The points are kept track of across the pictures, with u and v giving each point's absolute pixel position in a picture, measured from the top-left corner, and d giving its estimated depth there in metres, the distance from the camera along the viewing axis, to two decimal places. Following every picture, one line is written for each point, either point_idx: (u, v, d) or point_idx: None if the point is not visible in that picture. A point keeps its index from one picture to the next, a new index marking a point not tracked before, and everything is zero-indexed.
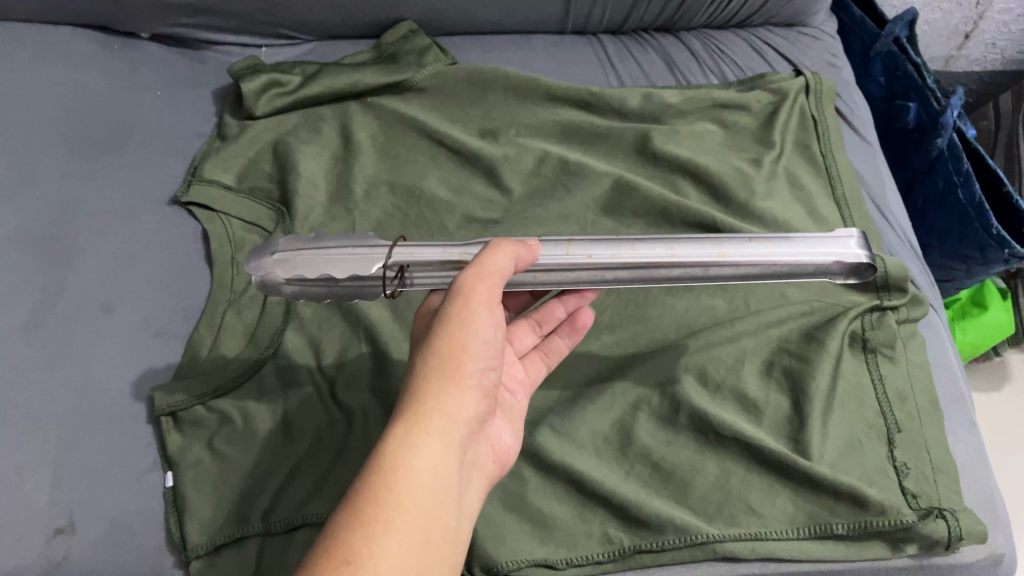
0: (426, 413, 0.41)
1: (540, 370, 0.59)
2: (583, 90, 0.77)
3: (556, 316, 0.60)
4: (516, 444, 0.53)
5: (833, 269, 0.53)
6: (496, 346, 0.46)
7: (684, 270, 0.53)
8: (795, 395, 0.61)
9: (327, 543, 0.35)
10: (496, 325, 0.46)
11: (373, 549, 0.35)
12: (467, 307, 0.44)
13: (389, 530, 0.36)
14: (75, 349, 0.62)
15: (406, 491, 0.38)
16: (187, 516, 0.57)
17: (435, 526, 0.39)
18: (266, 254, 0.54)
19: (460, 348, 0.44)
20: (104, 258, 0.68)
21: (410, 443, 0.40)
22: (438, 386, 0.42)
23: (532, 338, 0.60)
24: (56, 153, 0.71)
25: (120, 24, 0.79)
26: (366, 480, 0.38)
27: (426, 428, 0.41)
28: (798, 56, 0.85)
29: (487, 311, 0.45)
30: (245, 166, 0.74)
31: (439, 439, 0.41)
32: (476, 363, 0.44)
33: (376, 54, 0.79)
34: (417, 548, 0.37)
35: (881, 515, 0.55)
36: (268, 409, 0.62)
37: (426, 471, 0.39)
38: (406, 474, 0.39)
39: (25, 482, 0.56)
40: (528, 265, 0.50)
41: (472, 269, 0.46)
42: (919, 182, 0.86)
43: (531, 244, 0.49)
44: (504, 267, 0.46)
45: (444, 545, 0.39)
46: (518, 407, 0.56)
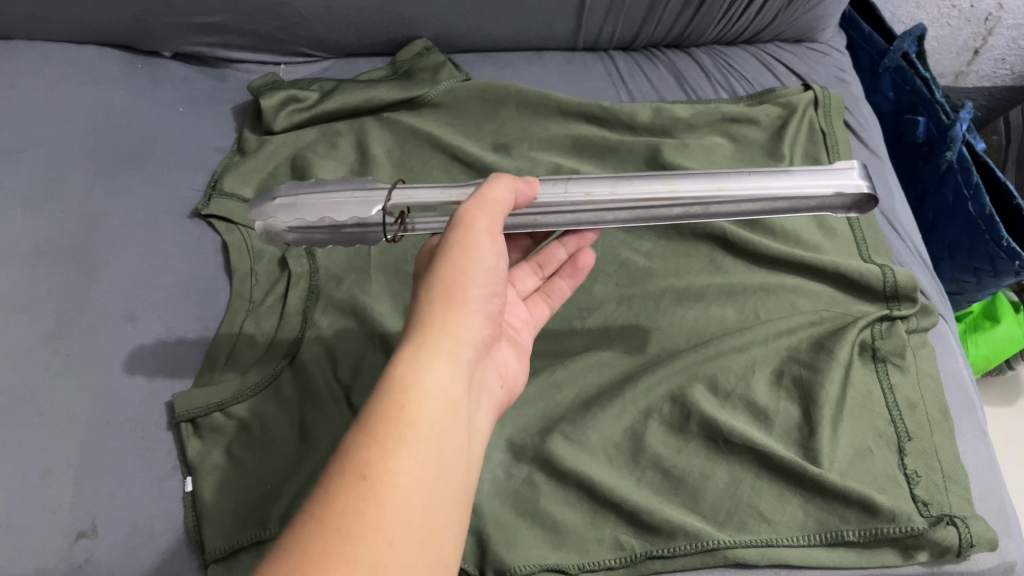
0: (433, 335, 0.41)
1: (543, 311, 0.60)
2: (594, 105, 0.78)
3: (557, 257, 0.61)
4: (522, 373, 0.54)
5: (834, 205, 0.50)
6: (499, 273, 0.46)
7: (685, 209, 0.52)
8: (805, 403, 0.61)
9: (340, 461, 0.35)
10: (499, 254, 0.47)
11: (389, 464, 0.35)
12: (468, 235, 0.45)
13: (405, 446, 0.36)
14: (99, 358, 0.65)
15: (417, 407, 0.38)
16: (205, 520, 0.58)
17: (450, 442, 0.38)
18: (269, 200, 0.54)
19: (465, 272, 0.44)
20: (127, 270, 0.69)
21: (418, 362, 0.40)
22: (444, 310, 0.43)
23: (534, 280, 0.61)
24: (82, 170, 0.74)
25: (144, 43, 0.82)
26: (376, 399, 0.38)
27: (433, 348, 0.41)
28: (807, 71, 0.86)
29: (489, 238, 0.46)
30: (264, 180, 0.76)
31: (448, 359, 0.41)
32: (482, 288, 0.45)
33: (393, 71, 0.81)
34: (433, 461, 0.36)
35: (892, 522, 0.55)
36: (285, 417, 0.63)
37: (437, 388, 0.39)
38: (417, 390, 0.38)
39: (49, 486, 0.58)
40: (528, 202, 0.51)
41: (472, 203, 0.46)
42: (930, 196, 0.86)
43: (530, 181, 0.51)
44: (503, 200, 0.47)
45: (460, 463, 0.39)
46: (525, 344, 0.57)
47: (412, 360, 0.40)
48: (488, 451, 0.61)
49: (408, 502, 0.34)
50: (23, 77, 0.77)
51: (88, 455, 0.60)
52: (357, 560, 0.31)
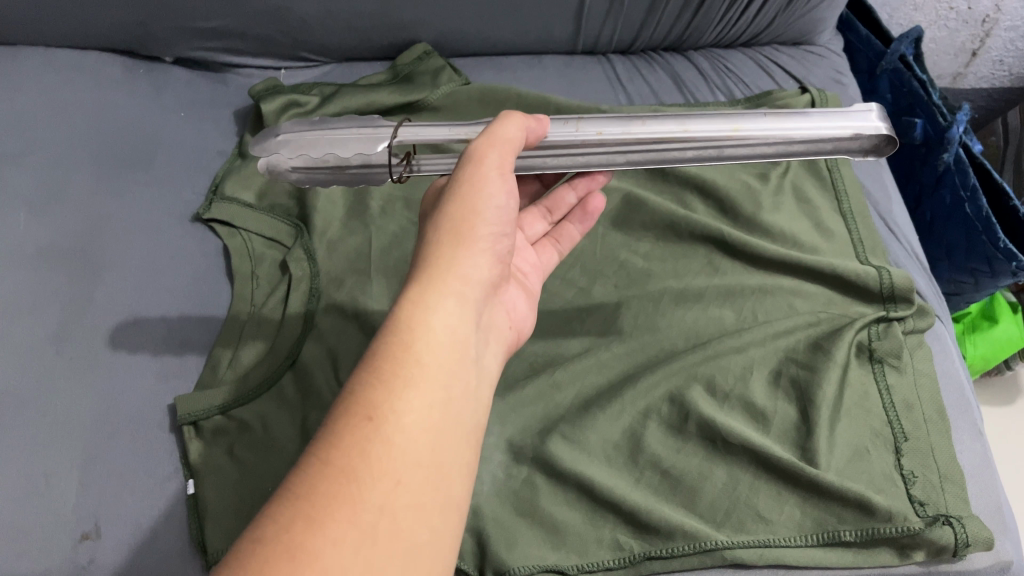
0: (439, 276, 0.42)
1: (551, 256, 0.61)
2: (593, 108, 0.79)
3: (567, 202, 0.62)
4: (532, 315, 0.55)
5: (854, 148, 0.52)
6: (507, 214, 0.47)
7: (697, 151, 0.52)
8: (802, 403, 0.62)
9: (347, 401, 0.36)
10: (509, 196, 0.47)
11: (394, 403, 0.36)
12: (479, 173, 0.45)
13: (410, 385, 0.37)
14: (102, 360, 0.65)
15: (422, 348, 0.38)
16: (207, 522, 0.59)
17: (456, 381, 0.39)
18: (272, 137, 0.54)
19: (472, 216, 0.44)
20: (129, 273, 0.70)
21: (423, 303, 0.40)
22: (451, 251, 0.43)
23: (542, 225, 0.62)
24: (85, 174, 0.74)
25: (146, 48, 0.82)
26: (382, 338, 0.39)
27: (440, 289, 0.41)
28: (804, 74, 0.86)
29: (499, 178, 0.46)
30: (266, 183, 0.77)
31: (453, 299, 0.41)
32: (489, 231, 0.45)
33: (392, 75, 0.82)
34: (437, 400, 0.37)
35: (888, 523, 0.56)
36: (287, 418, 0.64)
37: (442, 327, 0.40)
38: (424, 331, 0.39)
39: (53, 488, 0.59)
40: (539, 141, 0.51)
41: (482, 139, 0.46)
42: (927, 197, 0.87)
43: (540, 119, 0.51)
44: (513, 136, 0.47)
45: (467, 399, 0.39)
46: (533, 289, 0.58)
47: (418, 300, 0.40)
48: (489, 452, 0.62)
49: (413, 441, 0.35)
50: (26, 82, 0.78)
51: (92, 457, 0.61)
52: (363, 499, 0.32)
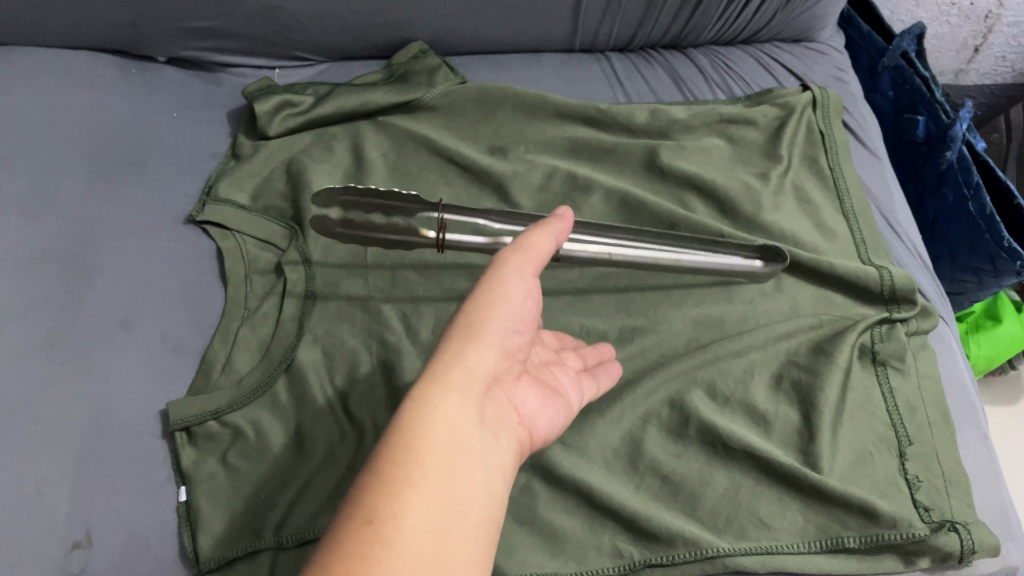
0: (447, 370, 0.42)
1: (590, 389, 0.57)
2: (591, 107, 0.78)
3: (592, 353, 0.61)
4: (555, 424, 0.51)
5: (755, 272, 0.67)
6: (521, 314, 0.47)
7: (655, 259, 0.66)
8: (804, 407, 0.61)
9: (350, 503, 0.35)
10: (526, 294, 0.49)
11: (397, 505, 0.35)
12: (497, 277, 0.47)
13: (413, 484, 0.36)
14: (95, 365, 0.64)
15: (425, 446, 0.38)
16: (200, 530, 0.58)
17: (460, 477, 0.38)
18: None
19: (482, 311, 0.45)
20: (121, 277, 0.69)
21: (432, 399, 0.40)
22: (460, 346, 0.43)
23: (579, 362, 0.58)
24: (77, 176, 0.73)
25: (138, 48, 0.81)
26: (388, 436, 0.38)
27: (446, 384, 0.41)
28: (805, 71, 0.85)
29: (518, 280, 0.48)
30: (260, 186, 0.76)
31: (461, 394, 0.41)
32: (497, 322, 0.45)
33: (388, 74, 0.80)
34: (442, 499, 0.36)
35: (893, 529, 0.55)
36: (281, 425, 0.63)
37: (449, 423, 0.39)
38: (429, 427, 0.39)
39: (44, 496, 0.58)
40: (566, 232, 0.55)
41: (509, 248, 0.50)
42: (930, 196, 0.86)
43: (566, 217, 0.55)
44: (543, 247, 0.51)
45: (476, 500, 0.38)
46: (560, 403, 0.52)
47: (426, 397, 0.40)
48: None
49: (416, 541, 0.34)
50: (17, 83, 0.77)
51: (84, 465, 0.60)
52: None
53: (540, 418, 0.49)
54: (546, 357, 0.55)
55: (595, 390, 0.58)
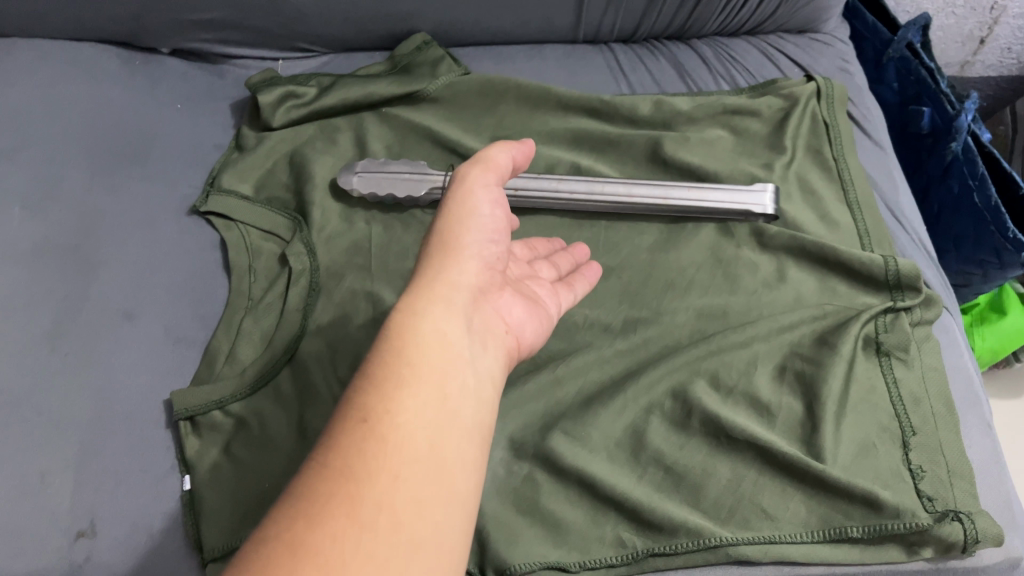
0: (426, 283, 0.43)
1: (568, 297, 0.58)
2: (594, 97, 0.77)
3: (566, 260, 0.63)
4: (542, 331, 0.52)
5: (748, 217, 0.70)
6: (493, 226, 0.48)
7: (645, 201, 0.70)
8: (808, 398, 0.61)
9: (345, 408, 0.37)
10: (492, 206, 0.49)
11: (389, 405, 0.37)
12: (462, 193, 0.48)
13: (402, 386, 0.38)
14: (98, 356, 0.64)
15: (414, 353, 0.39)
16: (203, 520, 0.58)
17: (451, 380, 0.39)
18: None
19: (455, 226, 0.46)
20: (125, 269, 0.69)
21: (415, 310, 0.41)
22: (438, 263, 0.44)
23: (553, 273, 0.60)
24: (80, 167, 0.73)
25: (142, 40, 0.81)
26: (377, 347, 0.40)
27: (427, 296, 0.42)
28: (810, 62, 0.85)
29: (483, 195, 0.48)
30: (263, 177, 0.76)
31: (443, 303, 0.42)
32: (471, 238, 0.46)
33: (392, 66, 0.80)
34: (433, 399, 0.38)
35: (896, 518, 0.55)
36: (284, 414, 0.63)
37: (436, 331, 0.41)
38: (415, 336, 0.40)
39: (48, 486, 0.58)
40: (528, 160, 0.54)
41: (468, 168, 0.49)
42: (935, 188, 0.85)
43: (527, 144, 0.53)
44: (500, 164, 0.50)
45: (466, 401, 0.40)
46: (544, 311, 0.53)
47: (409, 309, 0.41)
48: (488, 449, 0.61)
49: (411, 437, 0.36)
50: (21, 75, 0.77)
51: (87, 455, 0.60)
52: (364, 493, 0.33)
53: (525, 330, 0.49)
54: (522, 273, 0.56)
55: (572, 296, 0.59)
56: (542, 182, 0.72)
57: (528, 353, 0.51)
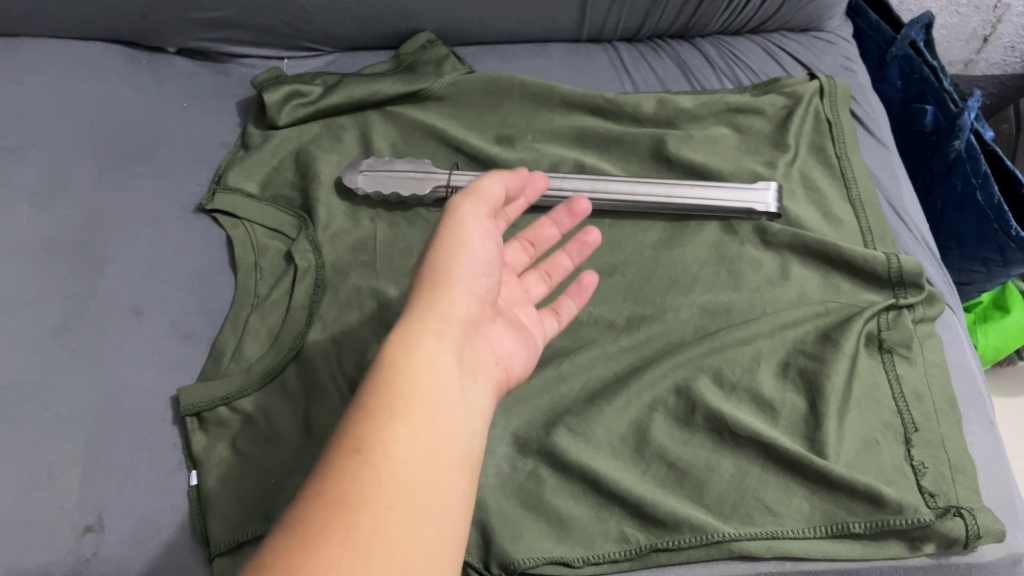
0: (419, 315, 0.42)
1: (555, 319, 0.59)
2: (598, 96, 0.78)
3: (562, 266, 0.62)
4: (532, 358, 0.51)
5: (752, 216, 0.70)
6: (489, 254, 0.47)
7: (648, 200, 0.71)
8: (811, 395, 0.61)
9: (337, 444, 0.37)
10: (487, 233, 0.48)
11: (380, 442, 0.37)
12: (456, 221, 0.47)
13: (393, 423, 0.38)
14: (105, 352, 0.65)
15: (405, 387, 0.39)
16: (210, 514, 0.59)
17: (441, 415, 0.39)
18: None
19: (448, 255, 0.45)
20: (132, 266, 0.70)
21: (408, 343, 0.41)
22: (431, 294, 0.44)
23: (544, 288, 0.61)
24: (87, 165, 0.74)
25: (148, 39, 0.82)
26: (369, 380, 0.40)
27: (417, 329, 0.42)
28: (813, 61, 0.85)
29: (478, 223, 0.47)
30: (269, 175, 0.77)
31: (436, 336, 0.42)
32: (466, 268, 0.45)
33: (396, 64, 0.81)
34: (424, 434, 0.38)
35: (898, 514, 0.55)
36: (290, 411, 0.63)
37: (428, 364, 0.40)
38: (407, 369, 0.40)
39: (56, 481, 0.59)
40: (520, 187, 0.54)
41: (463, 195, 0.49)
42: (938, 185, 0.86)
43: (519, 174, 0.53)
44: (493, 192, 0.50)
45: (456, 434, 0.39)
46: (533, 338, 0.53)
47: (401, 342, 0.41)
48: (492, 445, 0.61)
49: (401, 474, 0.36)
50: (29, 74, 0.77)
51: (95, 450, 0.60)
52: (353, 534, 0.33)
53: (513, 359, 0.49)
54: (515, 295, 0.56)
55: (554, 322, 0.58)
56: (546, 180, 0.72)
57: (519, 382, 0.50)
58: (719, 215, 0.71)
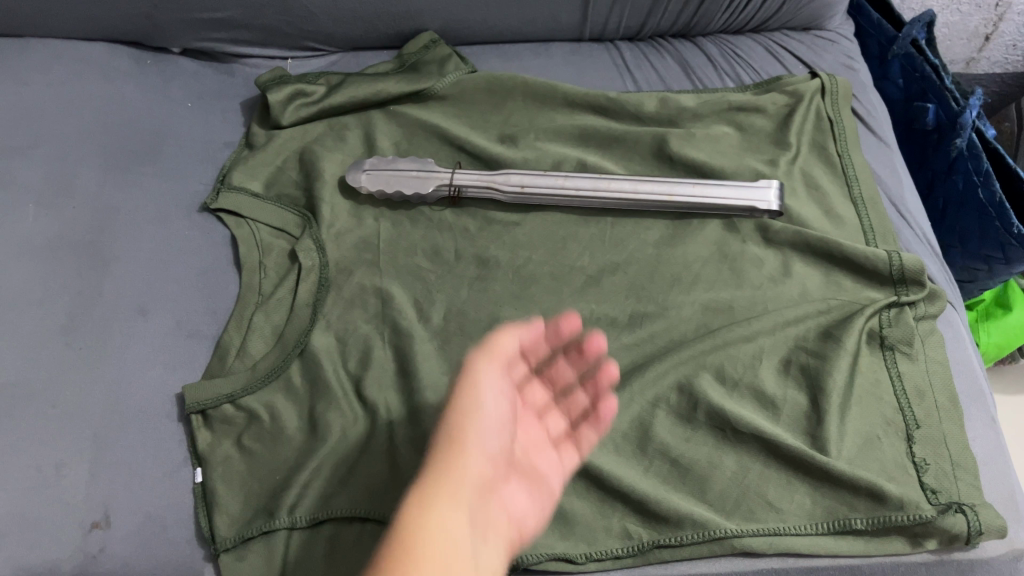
0: (437, 477, 0.43)
1: (570, 461, 0.54)
2: (600, 95, 0.78)
3: (580, 401, 0.56)
4: (542, 511, 0.51)
5: (754, 214, 0.70)
6: (503, 419, 0.48)
7: (650, 198, 0.71)
8: (812, 391, 0.61)
9: None
10: (500, 393, 0.48)
11: None
12: (472, 383, 0.47)
13: None
14: (111, 350, 0.65)
15: (422, 549, 0.39)
16: (216, 510, 0.59)
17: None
18: None
19: (464, 420, 0.45)
20: (138, 265, 0.70)
21: (425, 506, 0.41)
22: (448, 455, 0.44)
23: (563, 424, 0.55)
24: (93, 165, 0.74)
25: (153, 39, 0.82)
26: (385, 544, 0.39)
27: (433, 494, 0.42)
28: (815, 59, 0.85)
29: (493, 383, 0.47)
30: (273, 174, 0.77)
31: (452, 500, 0.42)
32: (480, 432, 0.45)
33: (400, 64, 0.81)
34: None
35: (900, 510, 0.55)
36: (295, 408, 0.64)
37: (444, 529, 0.40)
38: (426, 532, 0.39)
39: (63, 478, 0.59)
40: (536, 339, 0.51)
41: (479, 353, 0.48)
42: (940, 183, 0.86)
43: (537, 323, 0.51)
44: (509, 347, 0.49)
45: None
46: (546, 486, 0.52)
47: (417, 505, 0.41)
48: None
49: None
50: (34, 74, 0.78)
51: (101, 448, 0.61)
52: None
53: (523, 521, 0.49)
54: (531, 439, 0.53)
55: (562, 467, 0.53)
56: (548, 179, 0.72)
57: (524, 542, 0.50)
58: (721, 213, 0.71)
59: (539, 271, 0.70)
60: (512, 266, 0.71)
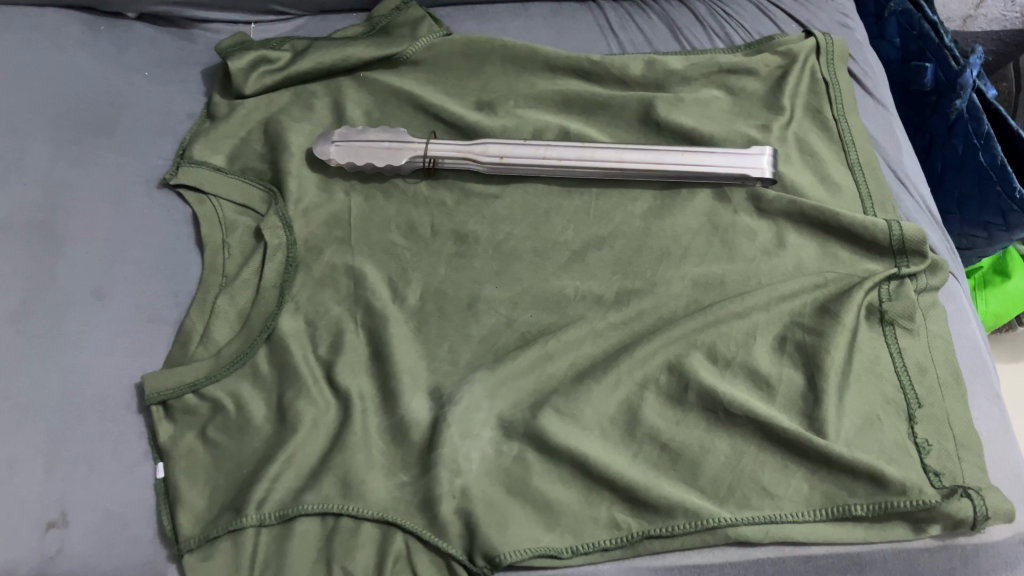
0: None
1: None
2: (583, 58, 0.74)
3: None
4: None
5: (746, 182, 0.67)
6: None
7: (637, 167, 0.67)
8: (809, 369, 0.58)
9: None
10: None
11: None
12: None
13: None
14: (66, 337, 0.61)
15: None
16: (179, 507, 0.56)
17: None
18: None
19: None
20: (93, 245, 0.65)
21: None
22: None
23: None
24: (44, 136, 0.69)
25: (107, 4, 0.77)
26: None
27: None
28: (809, 17, 0.81)
29: None
30: (236, 147, 0.73)
31: None
32: None
33: (369, 28, 0.76)
34: None
35: (902, 495, 0.52)
36: (262, 397, 0.60)
37: None
38: None
39: (17, 476, 0.55)
40: None
41: None
42: (937, 147, 0.82)
43: None
44: None
45: None
46: None
47: None
48: (477, 429, 0.57)
49: None
50: None
51: (57, 442, 0.57)
52: None
53: None
54: None
55: None
56: (529, 148, 0.68)
57: None
58: (711, 182, 0.67)
59: (521, 246, 0.67)
60: (491, 241, 0.67)
